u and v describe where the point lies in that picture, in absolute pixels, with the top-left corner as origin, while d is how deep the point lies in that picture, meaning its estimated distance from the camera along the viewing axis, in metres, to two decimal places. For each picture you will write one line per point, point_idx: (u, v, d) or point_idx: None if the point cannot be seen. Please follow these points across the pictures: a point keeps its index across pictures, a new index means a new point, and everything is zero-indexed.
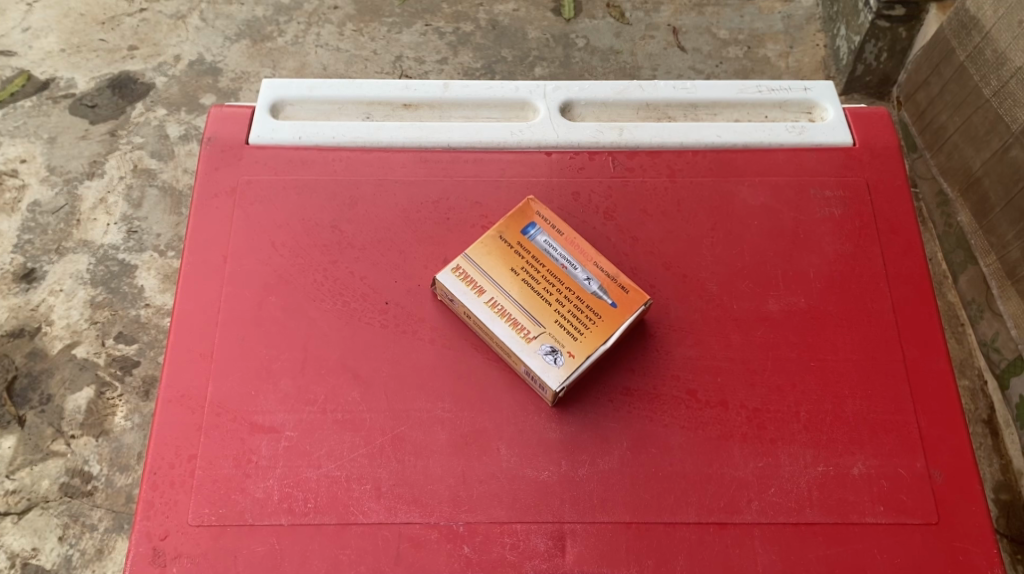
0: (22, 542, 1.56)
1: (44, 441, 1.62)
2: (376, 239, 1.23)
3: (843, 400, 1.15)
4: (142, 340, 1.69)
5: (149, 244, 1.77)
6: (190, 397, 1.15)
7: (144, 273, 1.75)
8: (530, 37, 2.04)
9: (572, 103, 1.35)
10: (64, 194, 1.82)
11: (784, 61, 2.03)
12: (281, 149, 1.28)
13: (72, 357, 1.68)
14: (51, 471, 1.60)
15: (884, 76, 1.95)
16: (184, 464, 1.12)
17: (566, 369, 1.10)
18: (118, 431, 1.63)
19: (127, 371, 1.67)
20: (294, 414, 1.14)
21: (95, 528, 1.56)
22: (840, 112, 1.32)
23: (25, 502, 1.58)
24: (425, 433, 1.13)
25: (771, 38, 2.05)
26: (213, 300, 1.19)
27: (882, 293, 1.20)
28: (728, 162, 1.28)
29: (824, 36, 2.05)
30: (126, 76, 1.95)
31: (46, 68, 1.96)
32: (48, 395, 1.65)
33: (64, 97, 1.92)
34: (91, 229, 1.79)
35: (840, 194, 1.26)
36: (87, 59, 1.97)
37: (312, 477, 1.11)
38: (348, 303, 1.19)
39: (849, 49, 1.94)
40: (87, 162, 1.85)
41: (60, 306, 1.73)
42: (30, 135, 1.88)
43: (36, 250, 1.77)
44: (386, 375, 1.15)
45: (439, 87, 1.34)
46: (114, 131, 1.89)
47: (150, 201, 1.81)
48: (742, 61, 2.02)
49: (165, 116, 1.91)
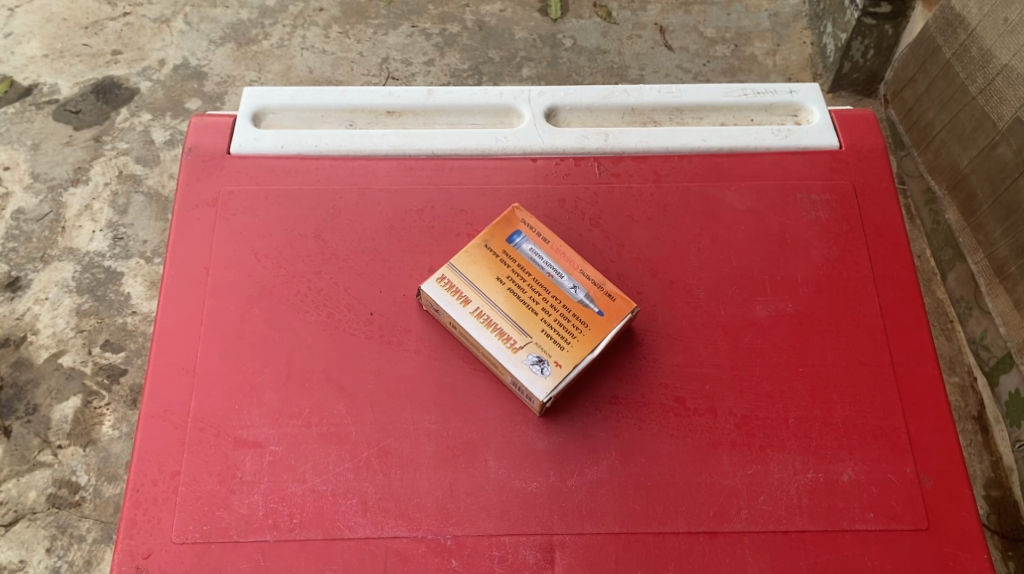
0: (10, 555, 1.54)
1: (31, 452, 1.60)
2: (360, 249, 1.22)
3: (832, 406, 1.13)
4: (129, 348, 1.68)
5: (135, 251, 1.76)
6: (174, 413, 1.13)
7: (129, 280, 1.73)
8: (517, 37, 2.03)
9: (557, 108, 1.34)
10: (48, 201, 1.81)
11: (771, 59, 2.02)
12: (263, 159, 1.27)
13: (59, 366, 1.66)
14: (38, 482, 1.59)
15: (871, 73, 1.95)
16: (167, 481, 1.10)
17: (552, 379, 1.09)
18: (105, 440, 1.61)
19: (114, 379, 1.66)
20: (279, 428, 1.12)
21: (83, 539, 1.55)
22: (826, 115, 1.31)
23: (12, 514, 1.57)
24: (412, 445, 1.11)
25: (758, 37, 2.04)
26: (196, 313, 1.18)
27: (870, 297, 1.19)
28: (714, 166, 1.27)
29: (811, 33, 2.05)
30: (110, 81, 1.93)
31: (28, 73, 1.94)
32: (35, 405, 1.64)
33: (47, 103, 1.90)
34: (76, 236, 1.77)
35: (827, 196, 1.25)
36: (70, 64, 1.95)
37: (297, 492, 1.10)
38: (332, 313, 1.18)
39: (835, 47, 1.93)
40: (71, 169, 1.83)
41: (46, 315, 1.71)
42: (13, 142, 1.86)
43: (20, 259, 1.75)
44: (371, 387, 1.14)
45: (422, 93, 1.34)
46: (98, 137, 1.87)
47: (135, 207, 1.80)
48: (729, 59, 2.02)
49: (150, 121, 1.89)
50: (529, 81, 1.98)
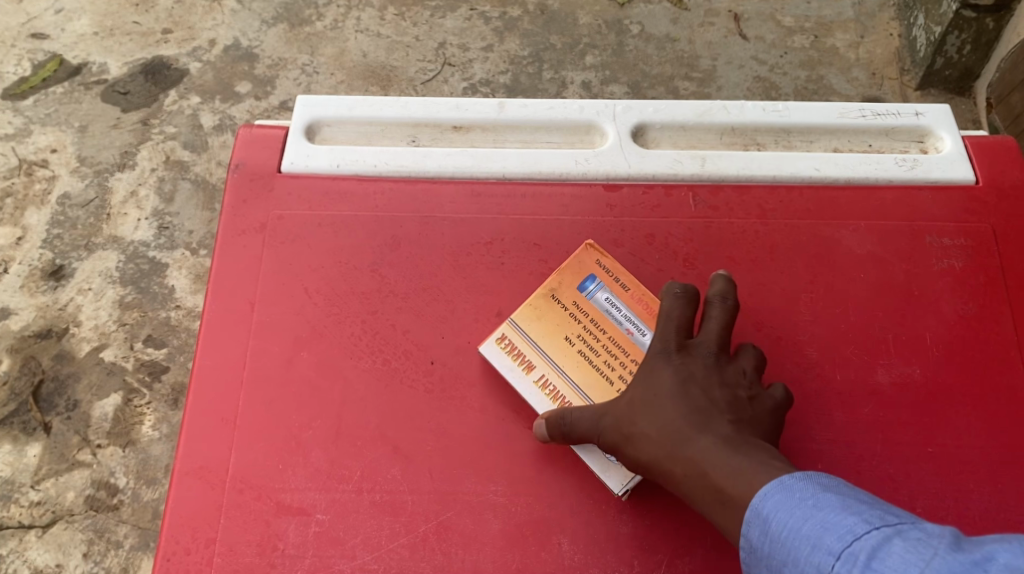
0: (46, 558, 1.44)
1: (70, 450, 1.50)
2: (421, 286, 1.08)
3: (967, 495, 0.97)
4: (172, 345, 1.56)
5: (181, 241, 1.64)
6: (209, 470, 1.00)
7: (173, 272, 1.62)
8: (581, 22, 1.86)
9: (646, 126, 1.18)
10: (94, 185, 1.69)
11: (855, 52, 1.83)
12: (316, 179, 1.13)
13: (100, 361, 1.55)
14: (76, 482, 1.48)
15: (966, 69, 1.75)
16: (202, 550, 0.98)
17: (625, 470, 0.97)
18: (145, 441, 1.50)
19: (155, 376, 1.54)
20: (326, 493, 0.99)
21: (121, 545, 1.44)
22: (959, 143, 1.14)
23: (50, 515, 1.46)
24: (475, 521, 0.97)
25: (840, 27, 1.86)
26: (238, 354, 1.05)
27: (1012, 364, 1.03)
28: (829, 201, 1.11)
29: (899, 24, 1.85)
30: (159, 61, 1.81)
31: (78, 51, 1.82)
32: (75, 400, 1.53)
33: (96, 83, 1.78)
34: (121, 224, 1.66)
35: (961, 242, 1.08)
36: (120, 42, 1.82)
37: (345, 570, 0.97)
38: (388, 361, 1.04)
39: (927, 40, 1.75)
40: (118, 153, 1.72)
41: (89, 305, 1.60)
42: (61, 123, 1.75)
43: (64, 246, 1.64)
44: (431, 451, 1.00)
45: (494, 107, 1.19)
46: (146, 119, 1.75)
47: (181, 195, 1.68)
48: (808, 51, 1.83)
49: (199, 105, 1.77)
50: (592, 70, 1.82)
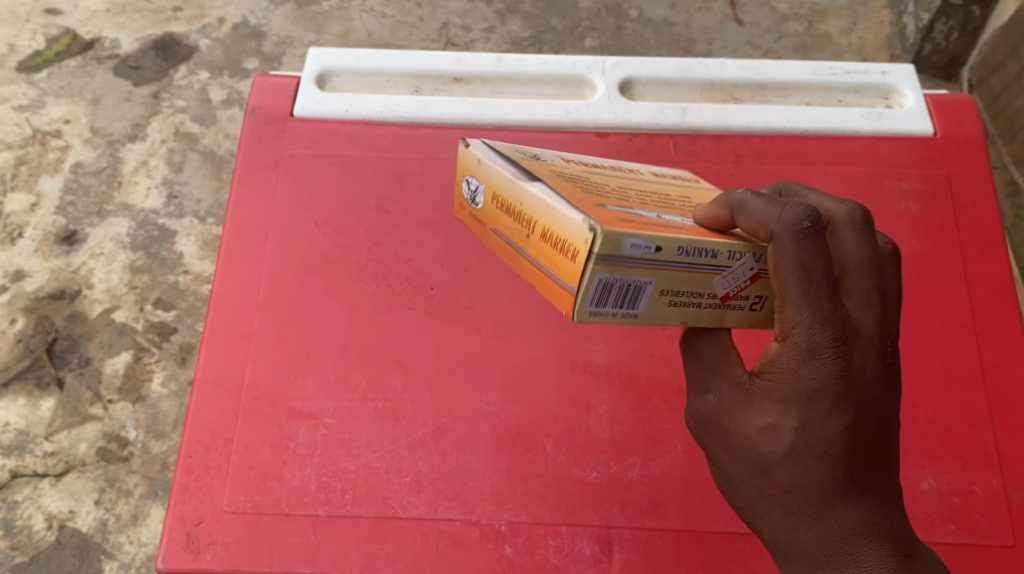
0: (60, 504, 1.52)
1: (83, 405, 1.58)
2: (422, 219, 1.18)
3: (914, 409, 1.07)
4: (181, 307, 1.65)
5: (189, 210, 1.73)
6: (228, 379, 1.10)
7: (182, 239, 1.71)
8: (581, 6, 1.96)
9: (633, 80, 1.28)
10: (106, 155, 1.79)
11: (847, 38, 1.93)
12: (327, 122, 1.23)
13: (111, 321, 1.64)
14: (88, 435, 1.56)
15: (953, 56, 1.84)
16: (220, 449, 1.08)
17: None
18: (154, 398, 1.58)
19: (164, 337, 1.63)
20: (334, 401, 1.09)
21: (130, 494, 1.53)
22: (920, 99, 1.24)
23: (63, 465, 1.55)
24: (469, 426, 1.08)
25: (834, 14, 1.96)
26: (254, 278, 1.15)
27: (960, 295, 1.12)
28: (799, 149, 1.21)
29: (890, 12, 1.95)
30: (169, 37, 1.90)
31: (91, 27, 1.92)
32: (88, 357, 1.61)
33: (108, 58, 1.88)
34: (132, 192, 1.75)
35: (918, 186, 1.18)
36: (131, 18, 1.92)
37: (350, 467, 1.07)
38: (391, 286, 1.14)
39: (917, 27, 1.84)
40: (129, 125, 1.81)
41: (100, 270, 1.69)
42: (74, 95, 1.84)
43: (77, 212, 1.74)
44: (430, 364, 1.10)
45: (492, 61, 1.29)
46: (157, 93, 1.84)
47: (190, 165, 1.77)
48: (802, 36, 1.93)
49: (207, 80, 1.87)
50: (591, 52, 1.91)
